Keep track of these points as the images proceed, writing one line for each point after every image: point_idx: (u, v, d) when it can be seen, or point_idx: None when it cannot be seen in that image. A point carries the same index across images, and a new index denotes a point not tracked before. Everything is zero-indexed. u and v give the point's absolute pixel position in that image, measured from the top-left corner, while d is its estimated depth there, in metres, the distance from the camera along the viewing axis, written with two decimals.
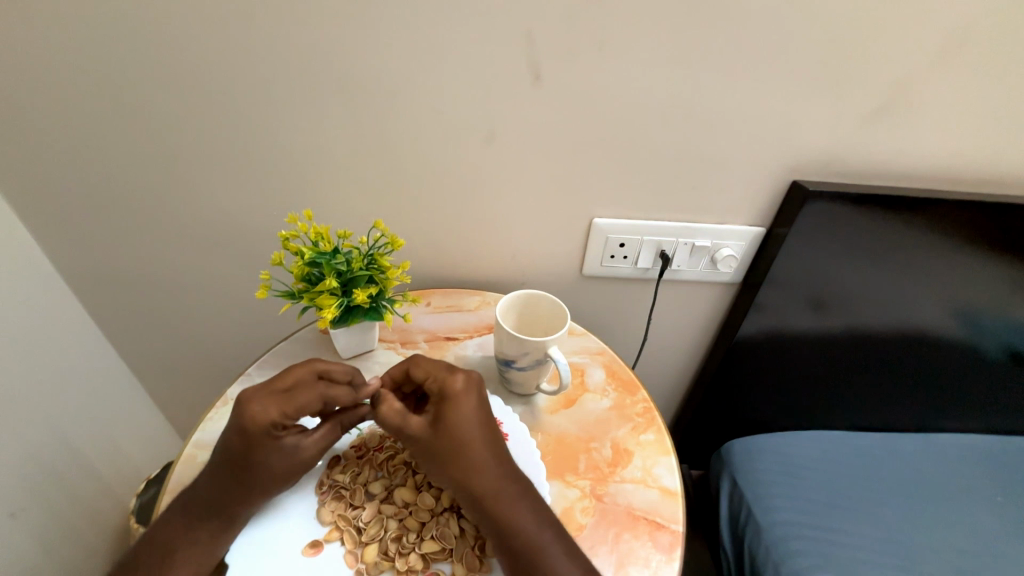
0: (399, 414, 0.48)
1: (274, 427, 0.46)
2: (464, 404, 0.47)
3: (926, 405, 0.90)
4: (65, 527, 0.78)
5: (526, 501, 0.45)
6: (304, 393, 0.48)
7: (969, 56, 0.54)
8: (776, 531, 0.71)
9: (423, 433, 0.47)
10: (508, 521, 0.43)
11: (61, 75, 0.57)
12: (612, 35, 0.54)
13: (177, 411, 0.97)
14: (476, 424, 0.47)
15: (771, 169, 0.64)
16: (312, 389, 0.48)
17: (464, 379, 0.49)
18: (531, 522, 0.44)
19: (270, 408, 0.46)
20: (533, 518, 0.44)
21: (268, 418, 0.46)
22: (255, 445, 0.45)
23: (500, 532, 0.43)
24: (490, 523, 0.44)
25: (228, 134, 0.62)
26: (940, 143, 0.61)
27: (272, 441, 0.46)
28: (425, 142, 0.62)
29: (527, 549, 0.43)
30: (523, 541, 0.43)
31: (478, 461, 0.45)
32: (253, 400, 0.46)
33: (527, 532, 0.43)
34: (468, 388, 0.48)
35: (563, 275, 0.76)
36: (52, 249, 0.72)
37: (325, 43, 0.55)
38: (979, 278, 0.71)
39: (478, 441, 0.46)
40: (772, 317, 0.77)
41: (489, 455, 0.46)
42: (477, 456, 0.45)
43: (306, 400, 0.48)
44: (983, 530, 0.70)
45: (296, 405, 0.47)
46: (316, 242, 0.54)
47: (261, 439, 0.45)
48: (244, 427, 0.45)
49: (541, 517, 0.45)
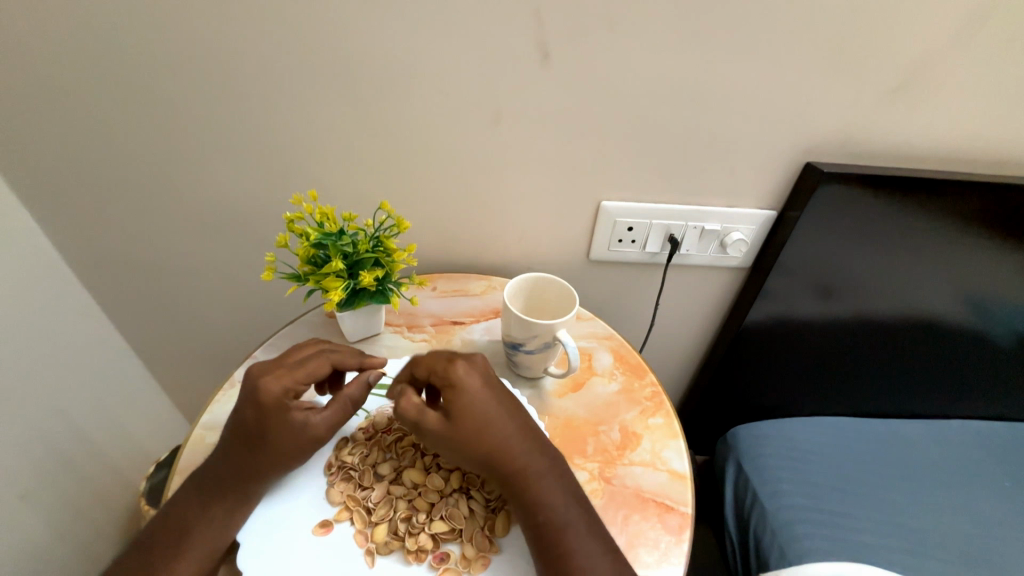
0: (415, 410, 0.46)
1: (286, 395, 0.47)
2: (474, 389, 0.46)
3: (934, 392, 0.90)
4: (75, 509, 0.79)
5: (550, 476, 0.45)
6: (312, 360, 0.50)
7: (991, 31, 0.52)
8: (783, 516, 0.71)
9: (440, 426, 0.45)
10: (533, 500, 0.44)
11: (60, 55, 0.56)
12: (622, 12, 0.53)
13: (184, 395, 0.97)
14: (490, 408, 0.46)
15: (782, 150, 0.63)
16: (319, 355, 0.51)
17: (468, 364, 0.48)
18: (556, 498, 0.44)
19: (281, 376, 0.47)
20: (558, 492, 0.44)
21: (279, 386, 0.47)
22: (268, 415, 0.46)
23: (526, 511, 0.44)
24: (516, 502, 0.44)
25: (231, 116, 0.61)
26: (957, 123, 0.59)
27: (284, 412, 0.47)
28: (430, 123, 0.61)
29: (553, 525, 0.43)
30: (549, 519, 0.43)
31: (498, 444, 0.45)
32: (265, 372, 0.48)
33: (552, 509, 0.43)
34: (474, 373, 0.47)
35: (570, 259, 0.76)
36: (56, 233, 0.71)
37: (327, 21, 0.54)
38: (994, 262, 0.70)
39: (494, 423, 0.45)
40: (780, 302, 0.76)
41: (507, 436, 0.45)
42: (495, 438, 0.45)
43: (314, 366, 0.50)
44: (992, 515, 0.69)
45: (305, 371, 0.49)
46: (321, 223, 0.54)
47: (273, 408, 0.46)
48: (257, 398, 0.46)
49: (566, 492, 0.45)
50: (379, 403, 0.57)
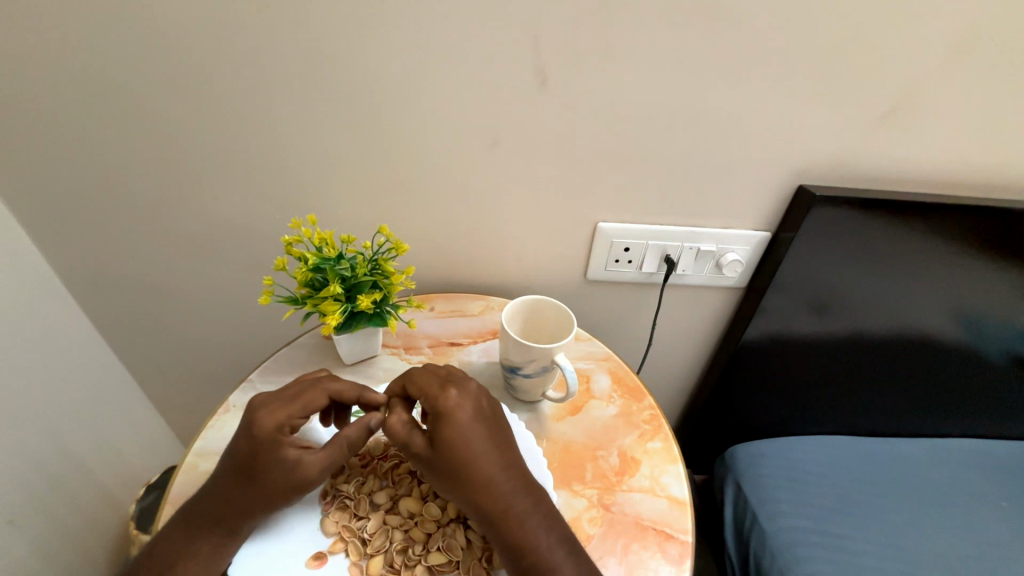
0: (404, 430, 0.47)
1: (280, 430, 0.47)
2: (462, 420, 0.46)
3: (930, 411, 0.90)
4: (64, 534, 0.77)
5: (536, 515, 0.44)
6: (306, 393, 0.50)
7: (977, 59, 0.54)
8: (783, 538, 0.71)
9: (424, 453, 0.46)
10: (517, 540, 0.43)
11: (59, 78, 0.56)
12: (618, 40, 0.54)
13: (177, 415, 0.96)
14: (478, 440, 0.45)
15: (776, 174, 0.63)
16: (314, 386, 0.51)
17: (457, 393, 0.48)
18: (541, 538, 0.43)
19: (276, 411, 0.48)
20: (545, 533, 0.44)
21: (273, 420, 0.47)
22: (260, 449, 0.46)
23: (511, 550, 0.43)
24: (500, 541, 0.44)
25: (230, 138, 0.61)
26: (946, 148, 0.60)
27: (277, 447, 0.46)
28: (428, 146, 0.62)
29: (538, 567, 0.42)
30: (534, 560, 0.42)
31: (482, 479, 0.44)
32: (261, 406, 0.48)
33: (537, 551, 0.43)
34: (463, 402, 0.47)
35: (567, 279, 0.76)
36: (51, 253, 0.71)
37: (327, 47, 0.55)
38: (986, 283, 0.71)
39: (480, 457, 0.45)
40: (777, 320, 0.76)
41: (492, 472, 0.45)
42: (479, 473, 0.44)
43: (310, 398, 0.50)
44: (992, 537, 0.69)
45: (301, 405, 0.49)
46: (319, 247, 0.54)
47: (265, 443, 0.46)
48: (250, 432, 0.46)
49: (553, 532, 0.44)
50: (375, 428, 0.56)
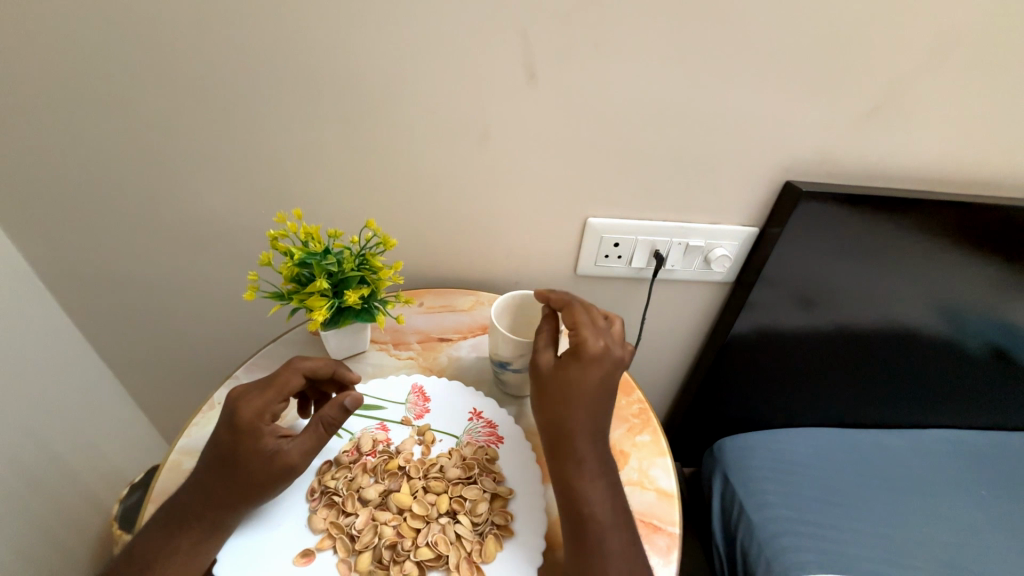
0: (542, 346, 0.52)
1: (260, 417, 0.47)
2: (591, 372, 0.48)
3: (914, 403, 0.91)
4: (46, 534, 0.76)
5: (602, 479, 0.47)
6: (282, 375, 0.49)
7: (961, 56, 0.54)
8: (769, 528, 0.72)
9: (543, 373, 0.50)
10: (577, 487, 0.46)
11: (35, 68, 0.55)
12: (607, 34, 0.53)
13: (161, 413, 0.95)
14: (593, 393, 0.48)
15: (765, 169, 0.64)
16: (289, 368, 0.50)
17: (603, 347, 0.49)
18: (597, 495, 0.46)
19: (253, 399, 0.47)
20: (604, 494, 0.46)
21: (252, 409, 0.46)
22: (242, 439, 0.46)
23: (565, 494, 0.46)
24: (560, 480, 0.47)
25: (213, 131, 0.60)
26: (931, 144, 0.61)
27: (256, 436, 0.46)
28: (416, 140, 0.61)
29: (584, 518, 0.45)
30: (584, 509, 0.45)
31: (577, 425, 0.47)
32: (240, 396, 0.48)
33: (591, 503, 0.45)
34: (603, 357, 0.49)
35: (557, 274, 0.76)
36: (28, 248, 0.69)
37: (312, 38, 0.54)
38: (968, 277, 0.72)
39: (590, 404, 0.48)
40: (765, 314, 0.76)
41: (589, 423, 0.48)
42: (578, 418, 0.47)
43: (286, 381, 0.49)
44: (973, 527, 0.70)
45: (278, 388, 0.48)
46: (305, 242, 0.53)
47: (246, 432, 0.46)
48: (231, 422, 0.46)
49: (610, 498, 0.46)
50: (363, 425, 0.56)
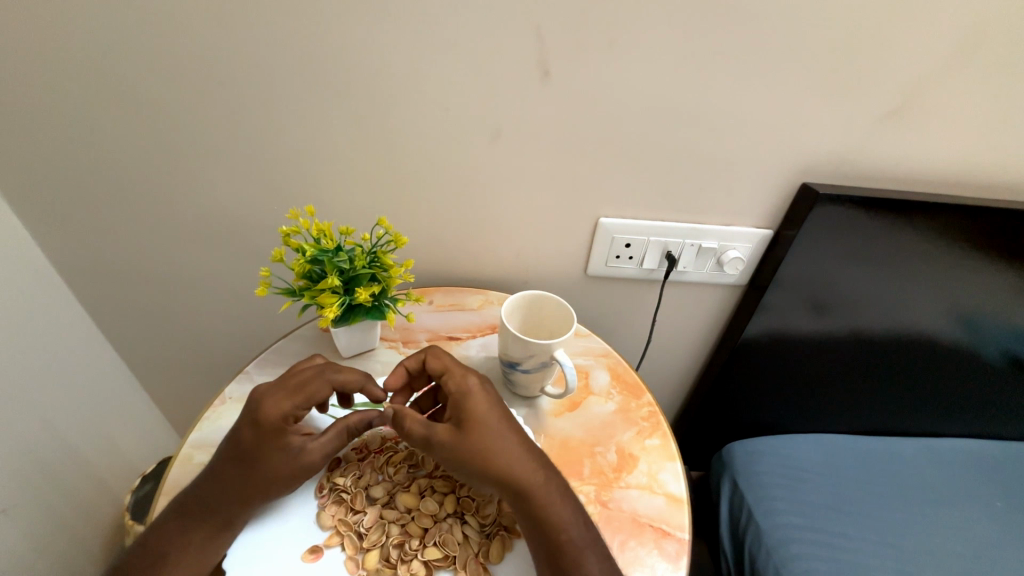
0: (422, 427, 0.47)
1: (284, 420, 0.47)
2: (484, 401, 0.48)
3: (928, 410, 0.90)
4: (59, 523, 0.77)
5: (569, 498, 0.45)
6: (312, 382, 0.49)
7: (986, 57, 0.53)
8: (779, 535, 0.70)
9: (449, 441, 0.45)
10: (554, 513, 0.43)
11: (53, 62, 0.55)
12: (623, 33, 0.53)
13: (172, 406, 0.96)
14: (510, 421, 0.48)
15: (781, 170, 0.63)
16: (319, 376, 0.50)
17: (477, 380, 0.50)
18: (574, 517, 0.44)
19: (281, 401, 0.47)
20: (576, 514, 0.45)
21: (278, 411, 0.47)
22: (265, 438, 0.46)
23: (543, 525, 0.43)
24: (532, 518, 0.43)
25: (226, 126, 0.60)
26: (952, 147, 0.60)
27: (280, 437, 0.46)
28: (428, 137, 0.61)
29: (571, 544, 0.42)
30: (569, 536, 0.43)
31: (519, 451, 0.45)
32: (267, 395, 0.47)
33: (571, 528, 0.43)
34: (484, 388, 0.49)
35: (568, 274, 0.75)
36: (45, 240, 0.70)
37: (325, 33, 0.53)
38: (986, 283, 0.70)
39: (512, 429, 0.47)
40: (778, 318, 0.75)
41: (525, 446, 0.46)
42: (513, 446, 0.46)
43: (315, 389, 0.49)
44: (988, 536, 0.69)
45: (306, 395, 0.48)
46: (317, 238, 0.53)
47: (271, 432, 0.46)
48: (256, 420, 0.46)
49: (584, 520, 0.45)
50: None
